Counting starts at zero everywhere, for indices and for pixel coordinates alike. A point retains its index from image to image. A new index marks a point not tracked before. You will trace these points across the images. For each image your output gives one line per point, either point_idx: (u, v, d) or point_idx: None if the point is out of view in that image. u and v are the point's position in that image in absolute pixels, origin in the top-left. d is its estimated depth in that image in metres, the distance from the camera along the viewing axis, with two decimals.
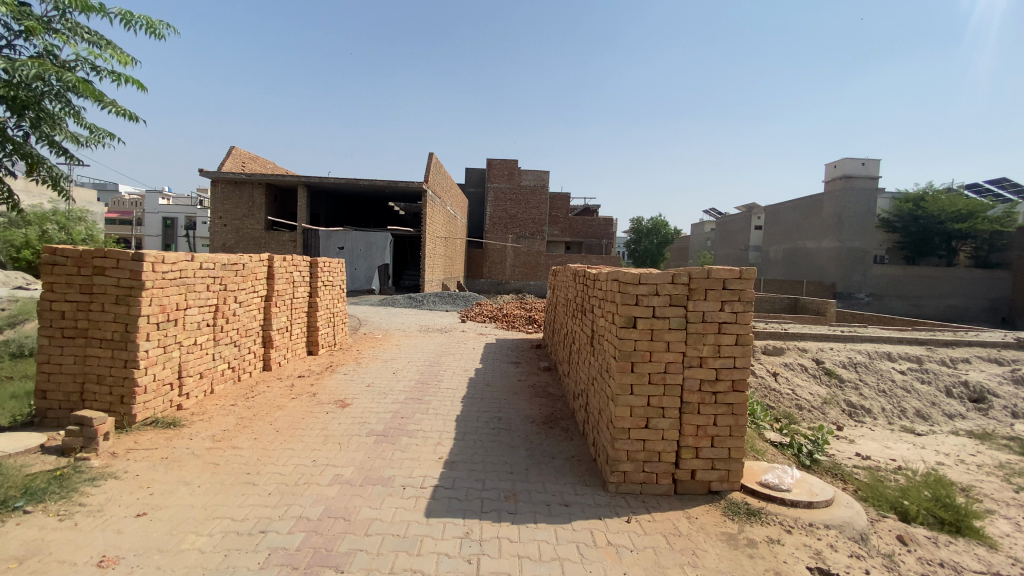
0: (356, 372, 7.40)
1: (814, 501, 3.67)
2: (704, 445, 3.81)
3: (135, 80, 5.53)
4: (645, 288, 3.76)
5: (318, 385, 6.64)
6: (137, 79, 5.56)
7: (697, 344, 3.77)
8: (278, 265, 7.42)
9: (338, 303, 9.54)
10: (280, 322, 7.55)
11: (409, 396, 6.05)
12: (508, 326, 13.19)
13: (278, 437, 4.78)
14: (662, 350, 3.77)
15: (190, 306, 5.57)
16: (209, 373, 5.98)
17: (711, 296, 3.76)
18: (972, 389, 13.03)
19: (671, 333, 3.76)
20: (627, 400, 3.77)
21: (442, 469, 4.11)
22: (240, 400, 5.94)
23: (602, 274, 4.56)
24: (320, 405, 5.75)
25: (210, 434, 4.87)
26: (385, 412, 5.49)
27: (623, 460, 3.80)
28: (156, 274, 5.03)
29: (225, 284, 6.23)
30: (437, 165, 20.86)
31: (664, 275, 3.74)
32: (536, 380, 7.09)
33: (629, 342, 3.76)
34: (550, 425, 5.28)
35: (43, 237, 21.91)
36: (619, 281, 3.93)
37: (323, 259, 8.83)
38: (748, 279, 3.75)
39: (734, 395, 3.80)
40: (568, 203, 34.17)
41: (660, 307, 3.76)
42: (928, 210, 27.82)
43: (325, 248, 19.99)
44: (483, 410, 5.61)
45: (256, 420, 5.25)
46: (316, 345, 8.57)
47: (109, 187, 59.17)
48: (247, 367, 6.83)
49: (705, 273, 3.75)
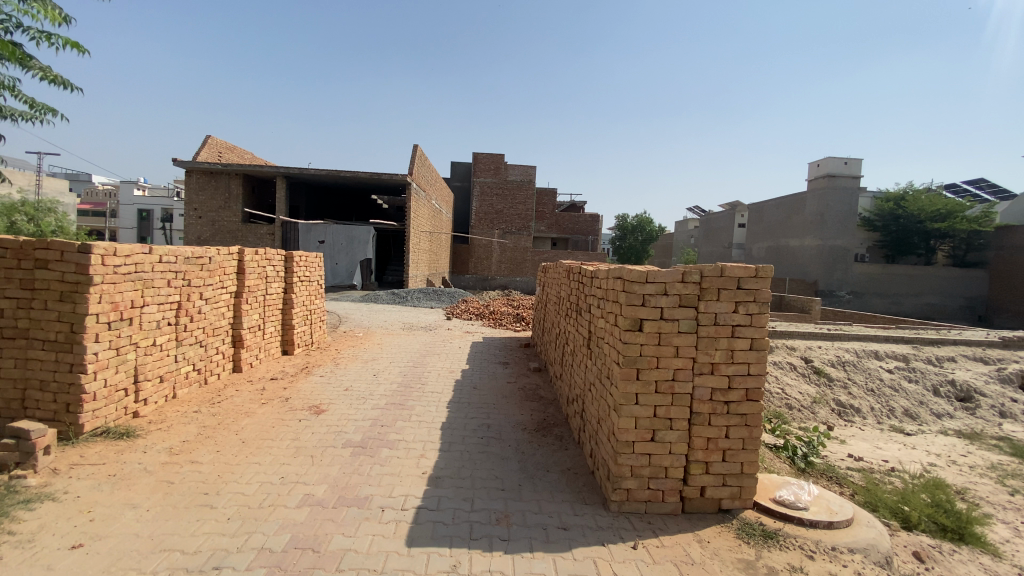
0: (333, 374, 6.93)
1: (834, 521, 3.35)
2: (715, 460, 3.46)
3: (70, 39, 4.88)
4: (653, 288, 3.36)
5: (292, 389, 6.16)
6: (72, 37, 4.90)
7: (708, 350, 3.41)
8: (249, 259, 6.92)
9: (316, 300, 9.04)
10: (251, 320, 7.04)
11: (391, 401, 5.61)
12: (495, 323, 12.80)
13: (244, 450, 4.31)
14: (670, 355, 3.39)
15: (149, 304, 5.07)
16: (171, 377, 5.49)
17: (724, 297, 3.40)
18: (960, 389, 12.98)
19: (681, 337, 3.39)
20: (632, 410, 3.39)
21: (425, 486, 3.71)
22: (205, 406, 5.44)
23: (602, 270, 4.17)
24: (293, 412, 5.29)
25: (168, 445, 4.39)
26: (364, 419, 5.05)
27: (626, 476, 3.43)
28: (106, 267, 4.52)
29: (190, 279, 5.73)
30: (421, 157, 20.28)
31: (673, 272, 3.35)
32: (526, 382, 6.71)
33: (634, 347, 3.37)
34: (543, 432, 4.91)
35: (10, 228, 20.97)
36: (623, 279, 3.54)
37: (299, 253, 8.33)
38: (763, 277, 3.40)
39: (748, 405, 3.45)
40: (555, 199, 33.89)
41: (668, 308, 3.37)
42: (909, 210, 28.08)
43: (305, 242, 19.35)
44: (470, 417, 5.21)
45: (221, 429, 4.77)
46: (291, 345, 8.08)
47: (82, 178, 57.32)
48: (215, 368, 6.33)
49: (717, 270, 3.39)
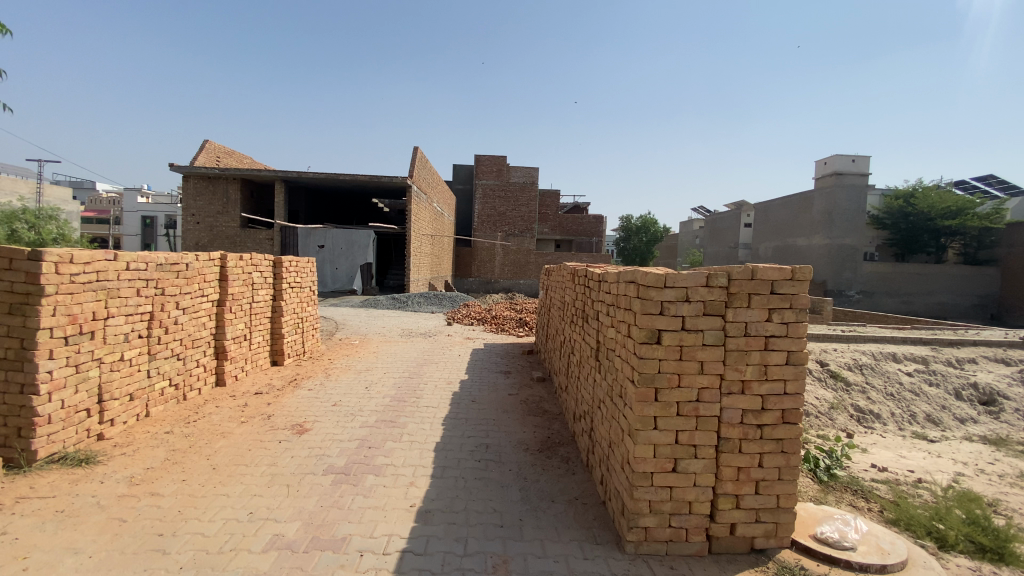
0: (323, 387, 6.46)
1: (889, 564, 2.86)
2: (746, 493, 2.98)
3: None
4: (672, 293, 2.88)
5: (275, 404, 5.69)
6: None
7: (738, 365, 2.93)
8: (232, 265, 6.48)
9: (308, 307, 8.60)
10: (235, 330, 6.61)
11: (382, 418, 5.15)
12: (498, 328, 12.34)
13: (213, 478, 3.86)
14: (694, 372, 2.91)
15: (115, 316, 4.66)
16: (142, 394, 5.05)
17: (756, 303, 2.92)
18: (982, 392, 12.37)
19: (706, 350, 2.91)
20: (650, 437, 2.91)
21: (413, 523, 3.25)
22: (179, 426, 5.00)
23: (611, 273, 3.70)
24: (274, 431, 4.83)
25: (129, 473, 3.96)
26: (350, 440, 4.60)
27: (644, 513, 2.95)
28: (61, 276, 4.09)
29: (163, 287, 5.31)
30: (422, 159, 19.86)
31: (697, 275, 2.87)
32: (529, 394, 6.23)
33: (652, 363, 2.89)
34: (547, 453, 4.43)
35: (10, 236, 20.70)
36: (636, 284, 3.06)
37: (289, 258, 7.90)
38: (801, 280, 2.93)
39: (784, 428, 2.98)
40: (558, 201, 33.46)
41: (691, 317, 2.89)
42: (918, 207, 27.33)
43: (304, 246, 18.95)
44: (467, 436, 4.75)
45: (193, 453, 4.33)
46: (281, 355, 7.65)
47: (86, 185, 57.39)
48: (194, 383, 5.89)
49: (748, 272, 2.90)
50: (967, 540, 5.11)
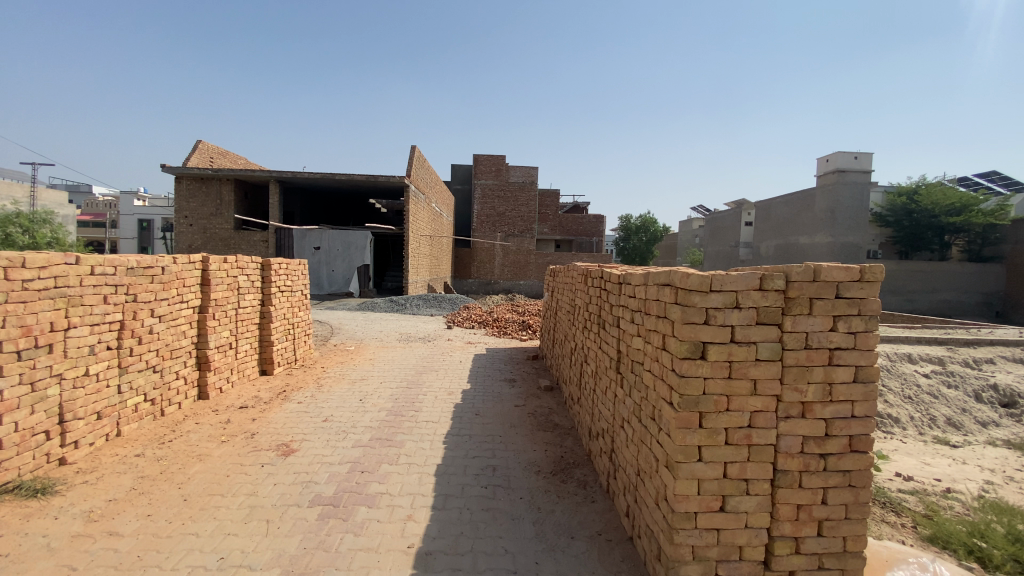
0: (314, 399, 5.96)
1: None
2: (807, 534, 2.50)
3: None
4: (721, 298, 2.39)
5: (260, 421, 5.19)
6: None
7: (798, 384, 2.45)
8: (216, 268, 6.01)
9: (301, 312, 8.13)
10: (219, 338, 6.11)
11: (377, 436, 4.67)
12: (499, 332, 11.84)
13: (183, 513, 3.38)
14: (746, 393, 2.43)
15: (78, 326, 4.17)
16: (111, 412, 4.56)
17: (819, 310, 2.44)
18: (1003, 393, 11.75)
19: (760, 367, 2.43)
20: (693, 470, 2.43)
21: (411, 570, 2.77)
22: (152, 447, 4.50)
23: (636, 274, 3.23)
24: (256, 453, 4.34)
25: (88, 507, 3.47)
26: (341, 463, 4.10)
27: (686, 561, 2.46)
28: (10, 283, 3.60)
29: (136, 293, 4.82)
30: (420, 159, 19.40)
31: (749, 276, 2.38)
32: (537, 405, 5.74)
33: (696, 383, 2.41)
34: (562, 477, 3.95)
35: (4, 240, 20.12)
36: (674, 287, 2.58)
37: (279, 260, 7.43)
38: (872, 281, 2.47)
39: (852, 458, 2.51)
40: (557, 201, 33.01)
41: (741, 327, 2.41)
42: (922, 204, 26.84)
43: (299, 249, 18.44)
44: (471, 456, 4.27)
45: (164, 480, 3.84)
46: (270, 364, 7.17)
47: (83, 188, 56.72)
48: (173, 398, 5.40)
49: (810, 273, 2.42)
50: (1014, 557, 4.17)
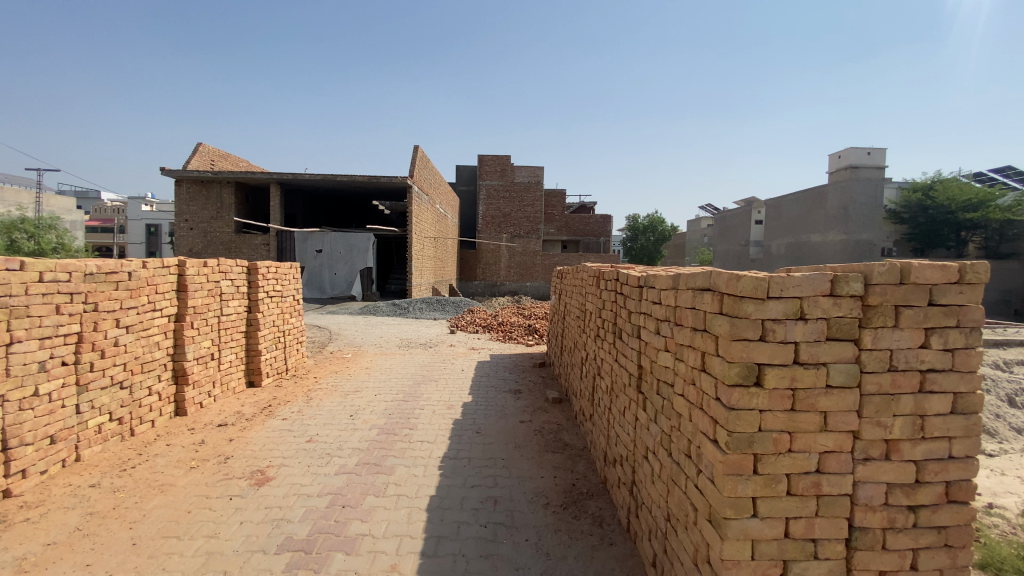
0: (300, 415, 5.45)
1: None
2: None
3: None
4: (781, 306, 1.84)
5: (239, 441, 4.68)
6: None
7: (881, 415, 1.91)
8: (194, 273, 5.54)
9: (293, 319, 7.64)
10: (199, 349, 5.62)
11: (365, 460, 4.15)
12: (504, 336, 11.29)
13: (128, 562, 2.88)
14: (812, 429, 1.88)
15: (24, 341, 3.69)
16: (67, 435, 4.06)
17: (907, 321, 1.90)
18: None
19: (831, 398, 1.88)
20: (745, 528, 1.88)
21: None
22: (113, 475, 4.00)
23: (662, 276, 2.68)
24: (226, 482, 3.82)
25: (20, 553, 2.96)
26: (321, 495, 3.58)
27: None
28: None
29: (96, 301, 4.34)
30: (424, 159, 18.91)
31: (817, 278, 1.84)
32: (545, 421, 5.20)
33: (750, 418, 1.86)
34: (575, 512, 3.39)
35: (10, 246, 19.94)
36: (717, 292, 2.02)
37: (268, 264, 6.97)
38: (974, 284, 1.93)
39: (949, 512, 1.98)
40: (564, 201, 32.38)
41: (805, 344, 1.86)
42: (937, 200, 25.54)
43: (301, 252, 18.13)
44: (469, 485, 3.73)
45: (115, 519, 3.33)
46: (258, 375, 6.69)
47: (91, 194, 56.89)
48: (145, 416, 4.92)
49: (897, 274, 1.88)
50: None
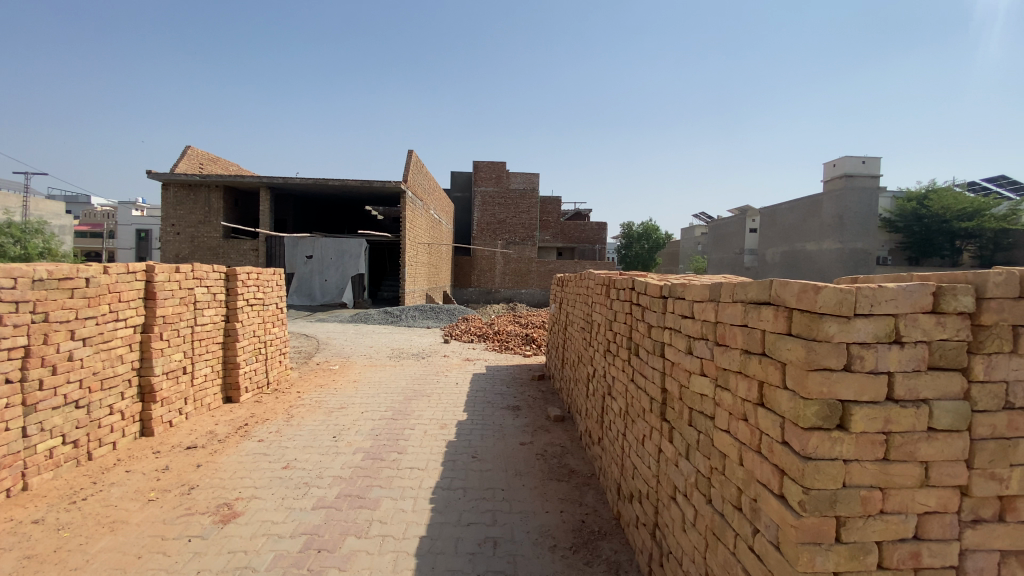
0: (279, 436, 4.97)
1: None
2: None
3: None
4: (874, 324, 1.42)
5: (208, 467, 4.20)
6: None
7: (993, 465, 1.49)
8: (164, 279, 5.07)
9: (276, 329, 7.16)
10: (170, 362, 5.15)
11: (347, 491, 3.69)
12: (499, 346, 10.85)
13: None
14: (910, 483, 1.46)
15: None
16: (11, 462, 3.56)
17: None
18: None
19: (933, 444, 1.46)
20: None
21: None
22: (59, 509, 3.51)
23: (695, 287, 2.26)
24: (187, 519, 3.34)
25: None
26: (294, 536, 3.11)
27: None
28: None
29: (46, 311, 3.86)
30: (418, 164, 18.51)
31: (917, 288, 1.42)
32: (547, 442, 4.76)
33: (832, 471, 1.44)
34: (587, 556, 2.95)
35: None
36: (782, 308, 1.60)
37: (249, 270, 6.51)
38: None
39: None
40: (559, 208, 32.07)
41: (900, 375, 1.45)
42: (933, 209, 25.02)
43: (292, 258, 17.64)
44: (465, 524, 3.27)
45: (53, 566, 2.85)
46: (236, 391, 6.21)
47: (80, 199, 56.05)
48: (105, 437, 4.43)
49: (1016, 286, 1.46)
50: None
